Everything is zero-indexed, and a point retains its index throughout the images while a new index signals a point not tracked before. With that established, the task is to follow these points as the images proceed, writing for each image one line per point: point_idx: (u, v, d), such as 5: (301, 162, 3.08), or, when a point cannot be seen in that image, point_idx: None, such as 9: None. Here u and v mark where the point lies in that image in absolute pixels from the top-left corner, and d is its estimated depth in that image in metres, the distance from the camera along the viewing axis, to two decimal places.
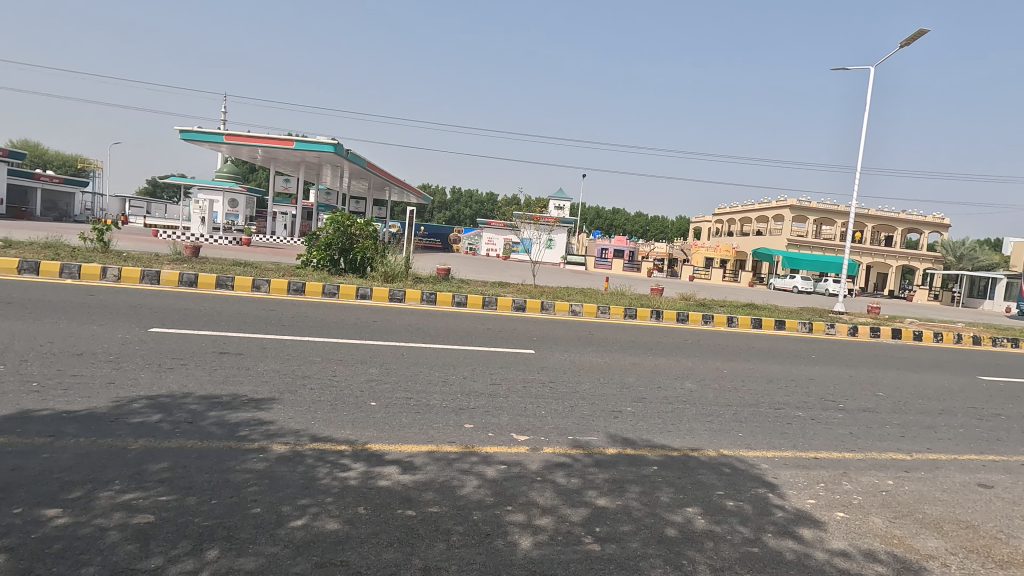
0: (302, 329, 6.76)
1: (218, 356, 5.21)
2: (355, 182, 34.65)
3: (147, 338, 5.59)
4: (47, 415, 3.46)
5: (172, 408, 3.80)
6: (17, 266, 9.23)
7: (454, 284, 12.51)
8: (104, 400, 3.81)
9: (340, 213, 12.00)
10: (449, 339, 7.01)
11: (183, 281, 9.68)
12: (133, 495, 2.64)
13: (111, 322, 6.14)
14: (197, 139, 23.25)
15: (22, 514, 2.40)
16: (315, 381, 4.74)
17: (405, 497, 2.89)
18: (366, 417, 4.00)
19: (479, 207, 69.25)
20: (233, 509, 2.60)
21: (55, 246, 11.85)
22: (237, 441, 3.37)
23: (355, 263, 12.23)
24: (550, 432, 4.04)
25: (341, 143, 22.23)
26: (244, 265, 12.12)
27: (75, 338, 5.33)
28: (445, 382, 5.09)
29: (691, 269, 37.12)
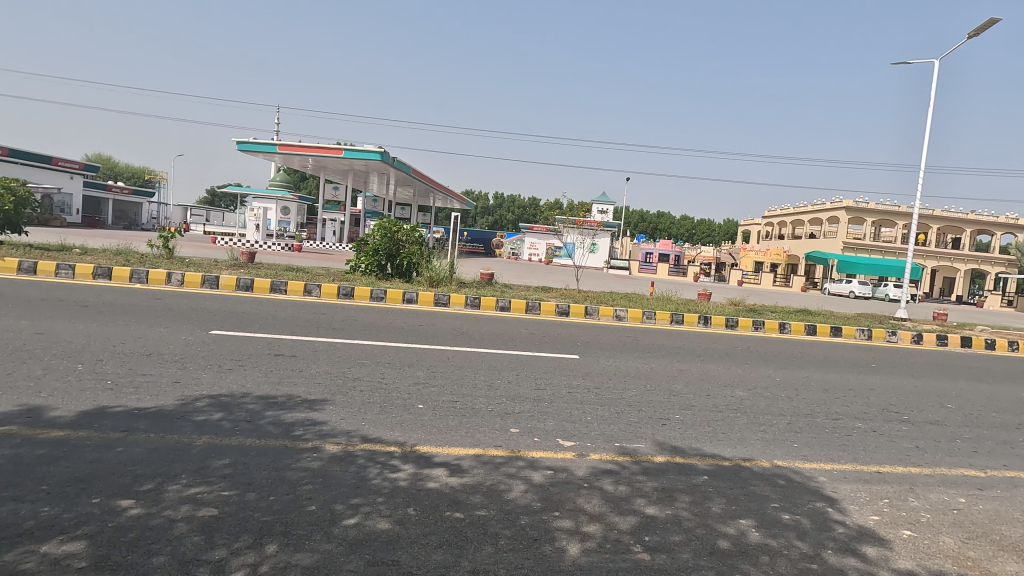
0: (351, 333, 6.94)
1: (274, 358, 5.43)
2: (401, 188, 35.37)
3: (208, 340, 5.88)
4: (121, 411, 3.69)
5: (232, 407, 3.98)
6: (92, 272, 9.86)
7: (497, 289, 12.59)
8: (170, 398, 4.03)
9: (387, 219, 12.30)
10: (493, 344, 7.05)
11: (241, 286, 10.13)
12: (198, 490, 2.77)
13: (175, 324, 6.49)
14: (253, 150, 24.34)
15: (100, 504, 2.56)
16: (365, 383, 4.86)
17: (454, 499, 2.92)
18: (414, 419, 4.07)
19: (521, 212, 69.43)
20: (289, 505, 2.69)
21: (126, 252, 12.64)
22: (292, 440, 3.49)
23: (401, 268, 12.48)
24: (596, 438, 4.00)
25: (387, 152, 22.80)
26: (296, 270, 12.58)
27: (144, 339, 5.66)
28: (490, 386, 5.12)
29: (740, 273, 36.00)
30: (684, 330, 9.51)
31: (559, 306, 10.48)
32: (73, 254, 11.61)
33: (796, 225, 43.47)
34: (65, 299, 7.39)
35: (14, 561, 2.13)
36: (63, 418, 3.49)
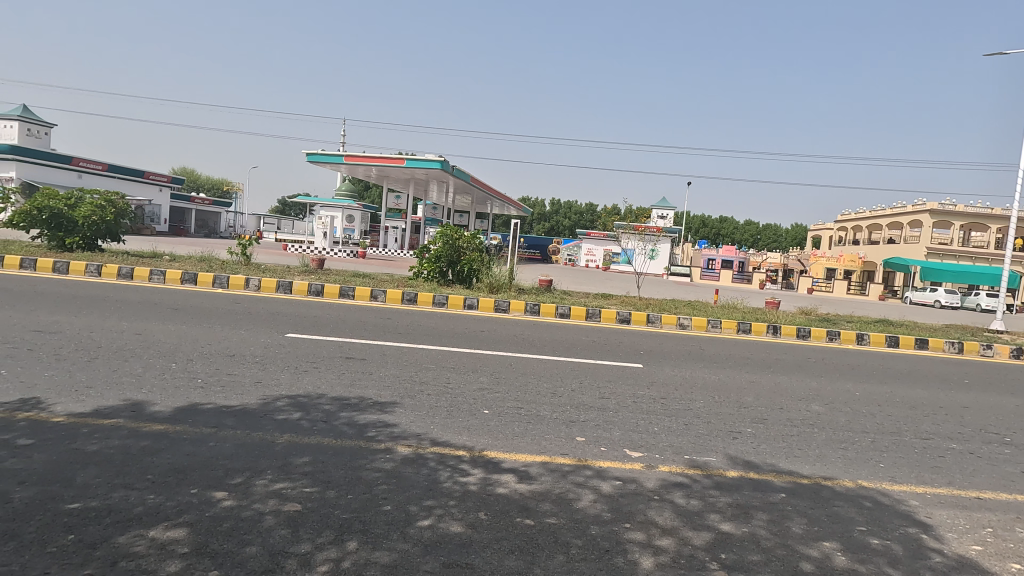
0: (416, 338, 7.12)
1: (345, 361, 5.65)
2: (459, 196, 36.02)
3: (285, 343, 6.21)
4: (211, 408, 3.95)
5: (309, 407, 4.18)
6: (180, 277, 10.64)
7: (557, 295, 12.58)
8: (254, 397, 4.28)
9: (449, 227, 12.57)
10: (555, 351, 7.05)
11: (312, 291, 10.63)
12: (283, 485, 2.93)
13: (254, 327, 6.89)
14: (321, 162, 25.53)
15: (197, 494, 2.75)
16: (432, 387, 4.98)
17: (523, 506, 2.94)
18: (480, 425, 4.13)
19: (578, 218, 69.02)
20: (367, 504, 2.80)
21: (209, 259, 13.55)
22: (366, 441, 3.63)
23: (462, 274, 12.70)
24: (664, 450, 3.92)
25: (447, 160, 23.31)
26: (362, 276, 13.06)
27: (228, 341, 6.05)
28: (554, 394, 5.11)
29: (810, 280, 34.22)
30: (752, 340, 9.16)
31: (620, 314, 10.34)
32: (163, 261, 12.57)
33: (873, 230, 40.89)
34: (158, 303, 8.00)
35: (126, 542, 2.31)
36: (162, 413, 3.78)
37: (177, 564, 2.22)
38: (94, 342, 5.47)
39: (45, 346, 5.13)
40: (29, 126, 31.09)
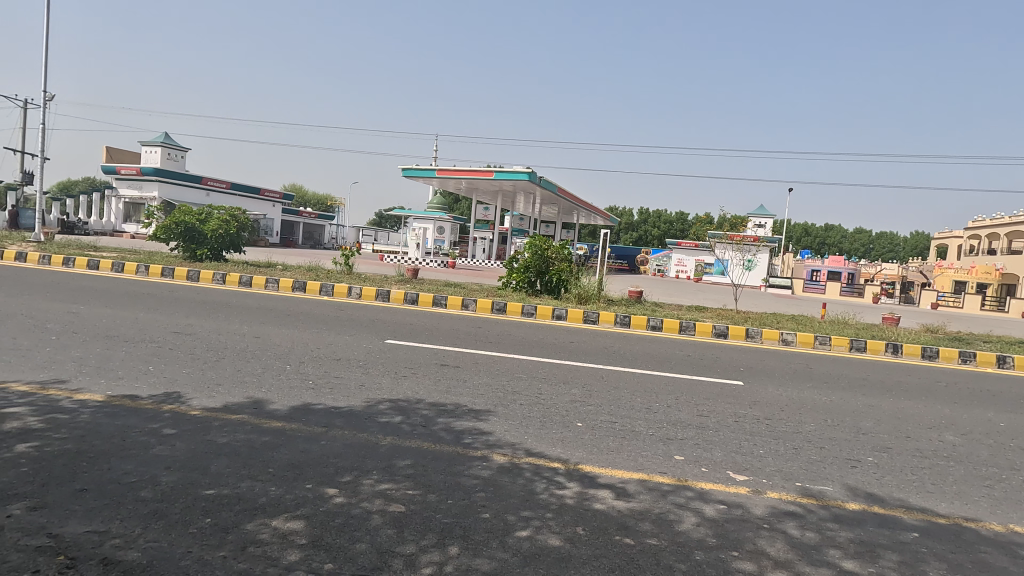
0: (507, 347, 7.21)
1: (440, 368, 5.84)
2: (546, 206, 36.21)
3: (385, 348, 6.53)
4: (322, 409, 4.23)
5: (409, 411, 4.35)
6: (292, 285, 11.56)
7: (648, 307, 12.24)
8: (359, 400, 4.53)
9: (538, 237, 12.65)
10: (648, 365, 6.84)
11: (408, 299, 11.13)
12: (388, 486, 3.06)
13: (357, 333, 7.31)
14: (416, 176, 26.77)
15: (312, 489, 2.94)
16: (524, 397, 5.00)
17: (622, 524, 2.86)
18: (574, 437, 4.09)
19: (668, 227, 66.96)
20: (466, 510, 2.85)
21: (316, 269, 14.63)
22: (463, 448, 3.71)
23: (551, 285, 12.73)
24: (772, 475, 3.66)
25: (535, 171, 23.55)
26: (454, 286, 13.47)
27: (334, 345, 6.46)
28: (648, 409, 4.96)
29: (935, 295, 30.76)
30: (867, 359, 8.36)
31: (715, 328, 9.85)
32: (277, 270, 13.73)
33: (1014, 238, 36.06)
34: (274, 309, 8.72)
35: (253, 529, 2.51)
36: (280, 411, 4.10)
37: (296, 554, 2.37)
38: (222, 343, 6.06)
39: (183, 346, 5.76)
40: (169, 151, 35.31)
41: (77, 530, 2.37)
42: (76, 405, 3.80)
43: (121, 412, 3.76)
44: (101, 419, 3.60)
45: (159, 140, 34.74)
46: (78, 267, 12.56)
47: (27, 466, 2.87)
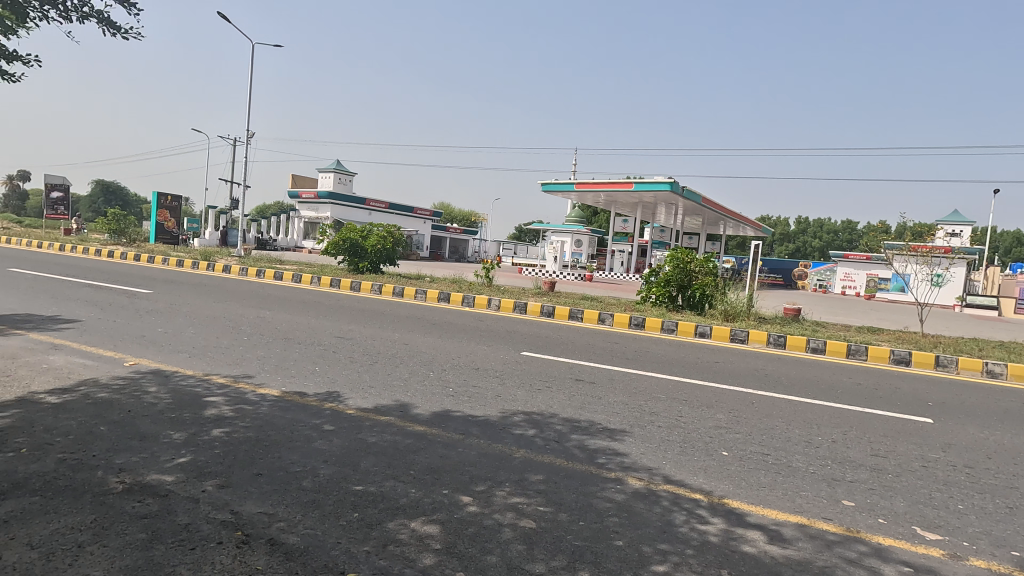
0: (645, 365, 6.90)
1: (575, 382, 5.76)
2: (689, 217, 34.45)
3: (521, 360, 6.62)
4: (460, 416, 4.38)
5: (543, 425, 4.33)
6: (437, 296, 12.34)
7: (807, 327, 11.00)
8: (495, 410, 4.62)
9: (679, 250, 12.03)
10: (807, 392, 6.10)
11: (544, 312, 11.26)
12: (519, 500, 3.05)
13: (495, 344, 7.52)
14: (554, 191, 27.21)
15: (448, 495, 3.03)
16: (663, 419, 4.72)
17: (777, 573, 2.52)
18: (719, 467, 3.74)
19: (832, 238, 60.00)
20: (599, 535, 2.73)
21: (460, 281, 15.48)
22: (597, 468, 3.59)
23: (693, 300, 12.03)
24: (976, 538, 3.00)
25: (677, 181, 22.59)
26: (590, 299, 13.35)
27: (473, 355, 6.72)
28: (808, 442, 4.39)
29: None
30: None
31: (892, 353, 8.54)
32: (426, 282, 14.78)
33: None
34: (421, 318, 9.33)
35: (393, 528, 2.65)
36: (423, 415, 4.33)
37: (431, 558, 2.45)
38: (375, 349, 6.61)
39: (343, 350, 6.38)
40: (340, 176, 40.04)
41: (252, 510, 2.69)
42: (258, 398, 4.38)
43: (292, 407, 4.25)
44: (277, 411, 4.10)
45: (332, 167, 39.56)
46: (268, 278, 14.71)
47: (219, 449, 3.35)
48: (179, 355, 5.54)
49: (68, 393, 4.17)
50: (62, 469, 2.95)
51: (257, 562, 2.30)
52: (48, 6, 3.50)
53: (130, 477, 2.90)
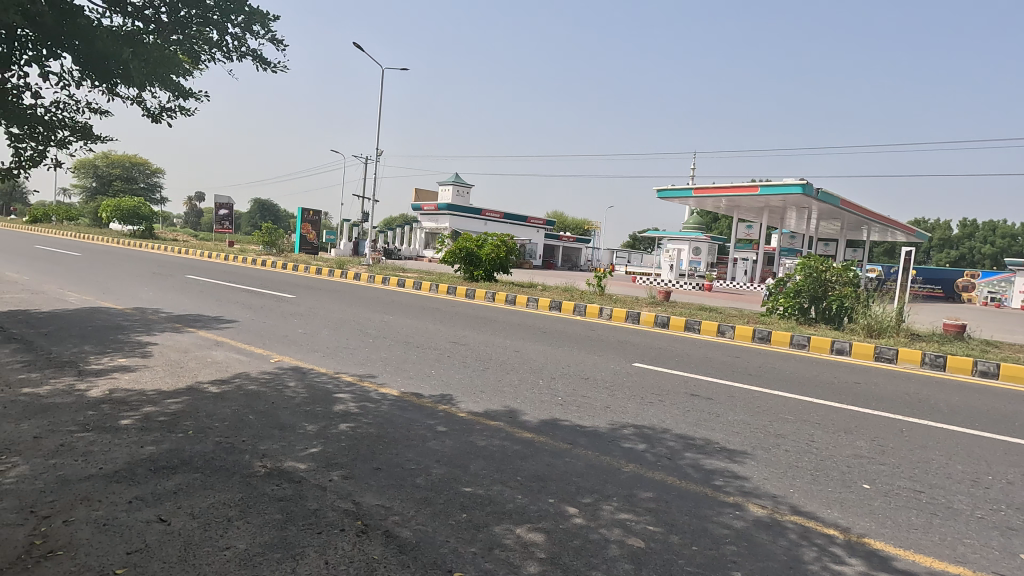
0: (770, 382, 6.36)
1: (690, 397, 5.46)
2: (824, 222, 31.37)
3: (633, 372, 6.43)
4: (568, 425, 4.35)
5: (654, 441, 4.15)
6: (549, 304, 12.42)
7: (975, 346, 9.46)
8: (604, 421, 4.52)
9: (813, 258, 10.98)
10: (973, 422, 5.23)
11: (658, 322, 10.86)
12: (627, 516, 2.95)
13: (605, 354, 7.38)
14: (671, 197, 26.24)
15: (554, 504, 3.01)
16: (791, 443, 4.31)
17: None
18: (858, 502, 3.33)
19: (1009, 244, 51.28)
20: (713, 563, 2.55)
21: (572, 289, 15.46)
22: (713, 490, 3.36)
23: (829, 313, 10.90)
24: None
25: (811, 183, 20.69)
26: (710, 310, 12.63)
27: (583, 364, 6.64)
28: (974, 482, 3.75)
29: None
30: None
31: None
32: (538, 290, 14.97)
33: None
34: (532, 326, 9.44)
35: (500, 532, 2.69)
36: (531, 422, 4.36)
37: (535, 566, 2.44)
38: (487, 355, 6.80)
39: (457, 354, 6.65)
40: (458, 189, 41.96)
41: (371, 501, 2.88)
42: (380, 397, 4.69)
43: (409, 407, 4.49)
44: (396, 410, 4.36)
45: (451, 180, 41.59)
46: (393, 285, 15.80)
47: (345, 442, 3.64)
48: (314, 354, 6.12)
49: (226, 384, 4.78)
50: (219, 450, 3.38)
51: (374, 551, 2.45)
52: (216, 49, 4.10)
53: (271, 462, 3.25)
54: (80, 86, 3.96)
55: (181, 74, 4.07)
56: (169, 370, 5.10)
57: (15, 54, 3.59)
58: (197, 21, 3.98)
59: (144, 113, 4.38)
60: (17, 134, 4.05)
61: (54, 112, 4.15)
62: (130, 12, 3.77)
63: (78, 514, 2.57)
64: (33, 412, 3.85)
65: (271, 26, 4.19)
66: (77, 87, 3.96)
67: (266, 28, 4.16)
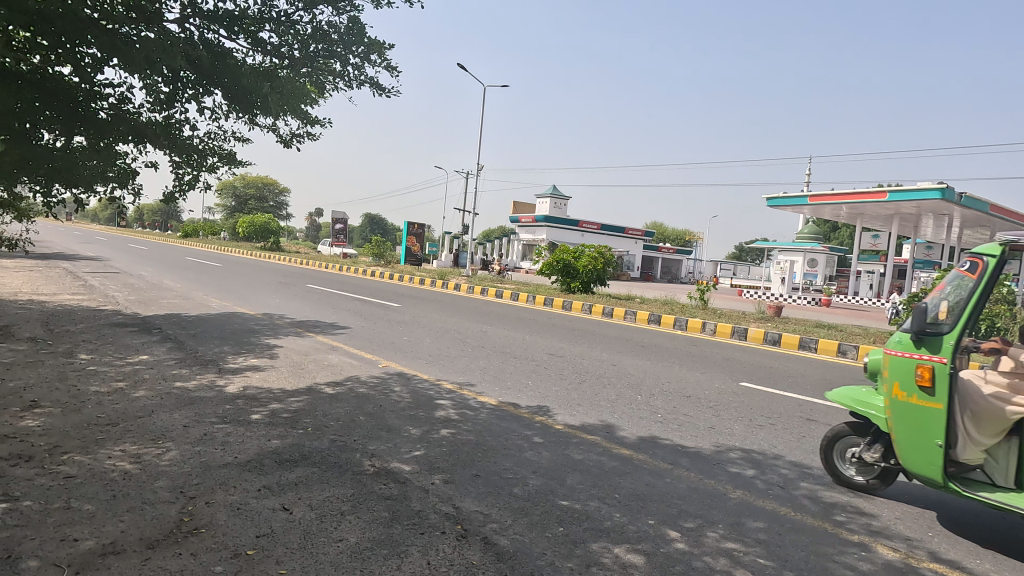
0: None
1: (806, 422, 5.04)
2: (969, 231, 27.71)
3: (739, 391, 6.05)
4: (669, 445, 4.18)
5: (765, 467, 3.88)
6: (648, 317, 12.08)
7: None
8: (708, 443, 4.29)
9: (955, 271, 9.73)
10: None
11: (768, 339, 10.17)
12: (735, 546, 2.77)
13: (709, 371, 7.02)
14: (783, 205, 24.53)
15: (654, 526, 2.91)
16: (928, 480, 3.82)
17: None
18: (1016, 555, 2.87)
19: None
20: None
21: (672, 302, 14.95)
22: (833, 526, 3.07)
23: (976, 334, 9.58)
24: None
25: (951, 187, 18.39)
26: (828, 327, 11.60)
27: (685, 382, 6.36)
28: None
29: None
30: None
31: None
32: (636, 303, 14.63)
33: None
34: (630, 340, 9.22)
35: (597, 550, 2.64)
36: (629, 439, 4.25)
37: None
38: (584, 367, 6.74)
39: (553, 366, 6.65)
40: (555, 201, 42.25)
41: (470, 507, 2.96)
42: (479, 405, 4.81)
43: (507, 416, 4.56)
44: (493, 419, 4.45)
45: (548, 192, 41.98)
46: (491, 296, 16.21)
47: (446, 447, 3.77)
48: (418, 361, 6.42)
49: (340, 386, 5.15)
50: (333, 447, 3.65)
51: (473, 556, 2.51)
52: (339, 79, 4.48)
53: (378, 462, 3.45)
54: (228, 118, 4.50)
55: (309, 103, 4.50)
56: (292, 371, 5.60)
57: (179, 93, 4.14)
58: (324, 54, 4.39)
59: (279, 140, 4.88)
60: (178, 162, 4.67)
61: (206, 142, 4.75)
62: (270, 51, 4.24)
63: (218, 497, 2.89)
64: (183, 403, 4.40)
65: (386, 54, 4.52)
66: (226, 119, 4.51)
67: (382, 57, 4.50)
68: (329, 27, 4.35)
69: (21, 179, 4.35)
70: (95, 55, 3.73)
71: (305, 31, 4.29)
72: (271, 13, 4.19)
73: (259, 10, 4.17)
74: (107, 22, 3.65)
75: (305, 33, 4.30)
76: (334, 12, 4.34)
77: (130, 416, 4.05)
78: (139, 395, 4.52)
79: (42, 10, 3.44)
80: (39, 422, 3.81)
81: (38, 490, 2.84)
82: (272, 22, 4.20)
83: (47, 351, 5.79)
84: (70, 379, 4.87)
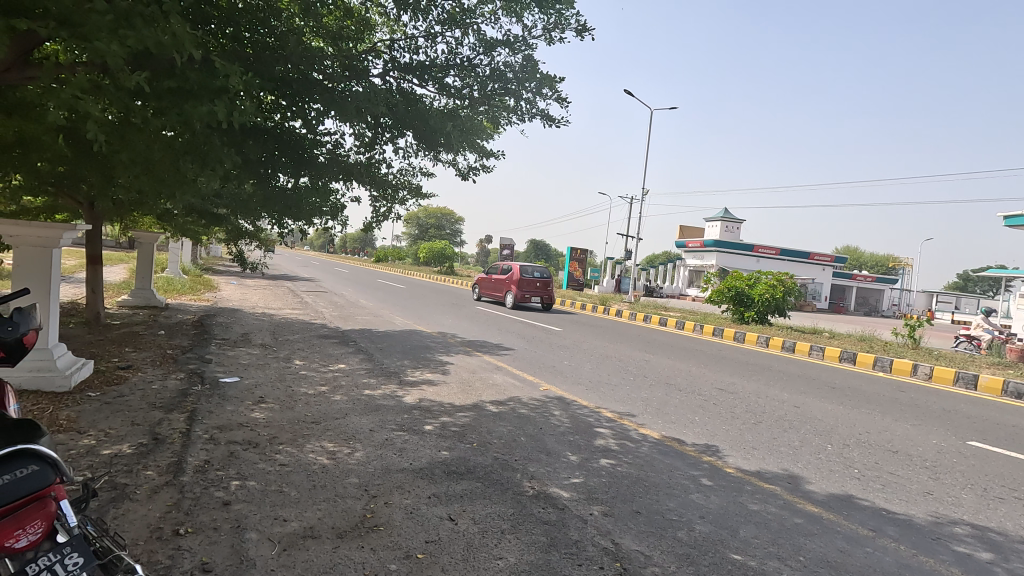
0: None
1: None
2: None
3: (968, 452, 4.95)
4: (869, 507, 3.56)
5: (1007, 551, 3.08)
6: (839, 354, 10.58)
7: None
8: (923, 511, 3.55)
9: None
10: None
11: (1008, 390, 8.22)
12: None
13: (922, 424, 5.85)
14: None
15: None
16: None
17: None
18: None
19: None
20: None
21: (871, 338, 12.94)
22: None
23: None
24: None
25: None
26: None
27: (890, 434, 5.39)
28: None
29: None
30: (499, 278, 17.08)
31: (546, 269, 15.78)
32: (826, 338, 12.91)
33: None
34: (816, 379, 8.15)
35: None
36: (817, 494, 3.70)
37: None
38: (760, 407, 6.09)
39: (724, 403, 6.13)
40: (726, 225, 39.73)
41: (631, 545, 2.82)
42: (640, 438, 4.62)
43: (672, 453, 4.30)
44: (656, 454, 4.23)
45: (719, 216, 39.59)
46: (656, 324, 15.66)
47: (606, 478, 3.67)
48: (577, 387, 6.39)
49: (503, 405, 5.34)
50: (496, 465, 3.77)
51: None
52: (513, 114, 4.77)
53: (538, 484, 3.47)
54: (417, 156, 5.03)
55: (486, 139, 4.88)
56: (461, 387, 5.96)
57: (380, 137, 4.73)
58: (500, 92, 4.72)
59: (458, 172, 5.33)
60: (377, 197, 5.39)
61: (399, 177, 5.40)
62: (454, 93, 4.67)
63: (396, 499, 3.16)
64: (369, 409, 4.94)
65: (557, 87, 4.69)
66: (415, 157, 5.06)
67: (553, 90, 4.68)
68: (504, 66, 4.66)
69: (263, 213, 5.38)
70: (318, 109, 4.42)
71: (484, 73, 4.65)
72: (456, 60, 4.63)
73: (446, 59, 4.63)
74: (329, 82, 4.34)
75: (484, 74, 4.66)
76: (511, 53, 4.64)
77: (328, 416, 4.67)
78: (337, 399, 5.20)
79: (283, 76, 4.20)
80: (264, 415, 4.56)
81: (261, 472, 3.39)
82: (457, 67, 4.62)
83: (273, 356, 6.99)
84: (288, 380, 5.80)
